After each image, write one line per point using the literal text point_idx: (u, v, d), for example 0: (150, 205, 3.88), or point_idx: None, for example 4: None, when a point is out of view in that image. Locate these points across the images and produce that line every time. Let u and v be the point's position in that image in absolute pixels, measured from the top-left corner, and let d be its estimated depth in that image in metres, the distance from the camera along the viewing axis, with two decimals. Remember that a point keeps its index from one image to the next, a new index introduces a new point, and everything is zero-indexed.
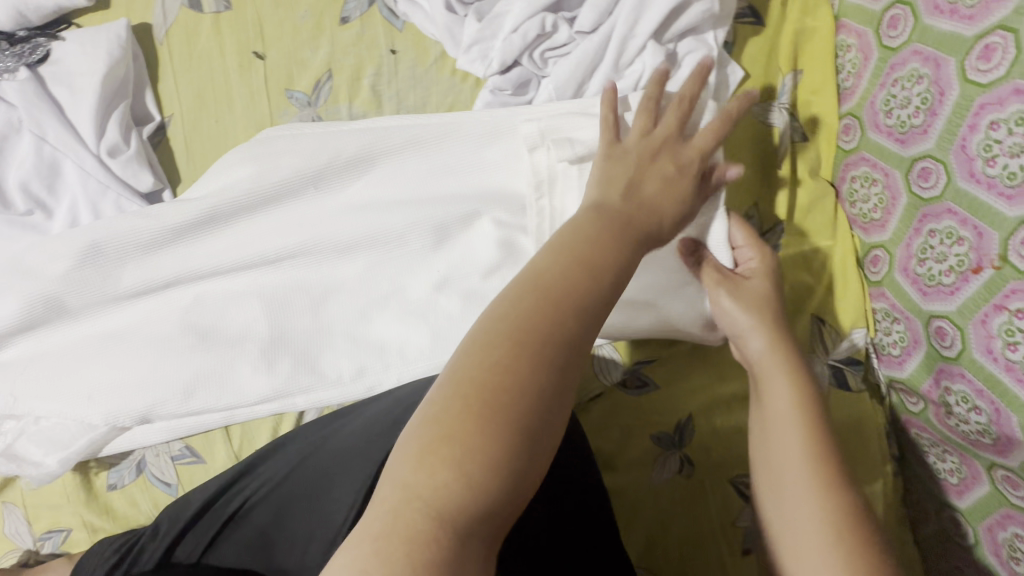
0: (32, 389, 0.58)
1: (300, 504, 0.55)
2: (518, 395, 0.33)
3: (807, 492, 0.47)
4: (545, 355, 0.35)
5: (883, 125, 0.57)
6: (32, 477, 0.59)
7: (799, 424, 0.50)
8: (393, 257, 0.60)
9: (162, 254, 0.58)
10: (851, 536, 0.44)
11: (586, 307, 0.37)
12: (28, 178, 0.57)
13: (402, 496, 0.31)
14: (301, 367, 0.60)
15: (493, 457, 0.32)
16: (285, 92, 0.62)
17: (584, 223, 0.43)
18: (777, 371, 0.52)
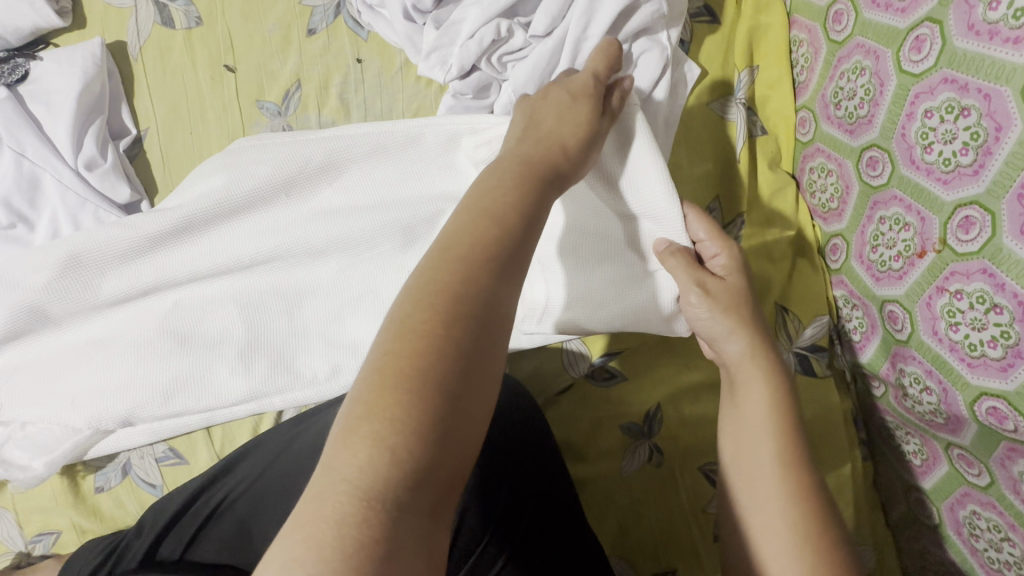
0: (19, 396, 0.60)
1: (277, 501, 0.57)
2: (434, 357, 0.34)
3: (774, 491, 0.50)
4: (459, 316, 0.36)
5: (834, 116, 0.59)
6: (20, 481, 0.61)
7: (771, 423, 0.52)
8: (364, 260, 0.62)
9: (139, 262, 0.60)
10: (813, 530, 0.47)
11: (496, 265, 0.39)
12: (10, 193, 0.59)
13: (330, 479, 0.31)
14: (276, 368, 0.62)
15: (415, 424, 0.32)
16: (256, 103, 0.65)
17: (488, 185, 0.44)
18: (754, 374, 0.53)
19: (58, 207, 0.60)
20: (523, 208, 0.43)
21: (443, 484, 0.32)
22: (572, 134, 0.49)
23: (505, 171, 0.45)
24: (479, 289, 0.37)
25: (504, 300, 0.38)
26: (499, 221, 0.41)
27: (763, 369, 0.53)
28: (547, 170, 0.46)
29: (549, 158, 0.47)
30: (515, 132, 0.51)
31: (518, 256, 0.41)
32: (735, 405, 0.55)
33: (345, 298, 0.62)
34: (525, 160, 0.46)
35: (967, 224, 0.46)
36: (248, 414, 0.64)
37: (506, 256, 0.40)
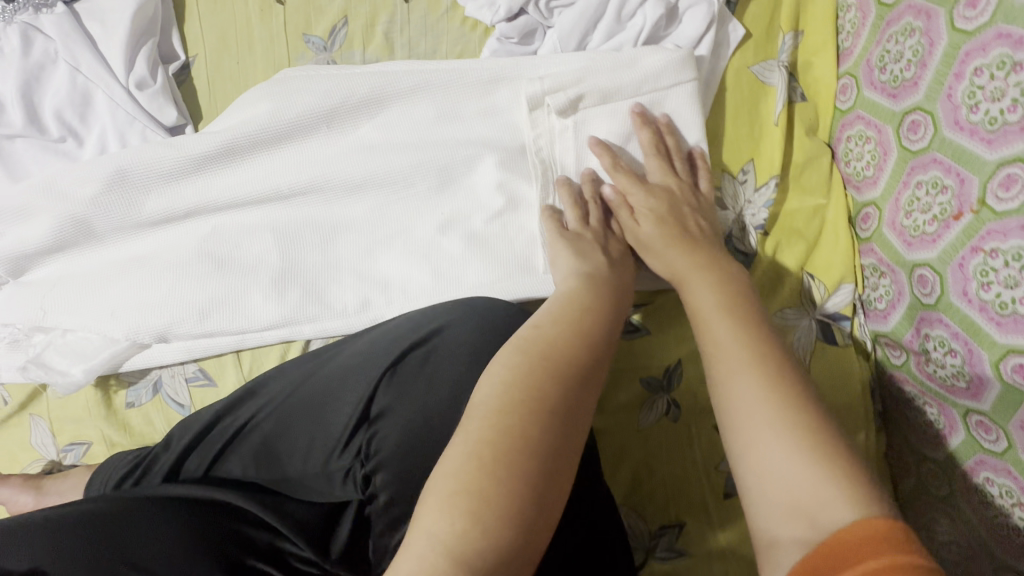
0: (60, 304, 0.62)
1: (300, 422, 0.58)
2: (532, 451, 0.40)
3: (743, 365, 0.45)
4: (551, 422, 0.42)
5: (878, 81, 0.59)
6: (58, 386, 0.62)
7: (734, 323, 0.48)
8: (399, 198, 0.63)
9: (183, 184, 0.62)
10: (791, 395, 0.43)
11: (584, 375, 0.45)
12: (62, 106, 0.60)
13: (429, 540, 0.37)
14: (309, 298, 0.63)
15: (510, 505, 0.38)
16: (303, 37, 0.65)
17: (568, 295, 0.51)
18: (701, 277, 0.53)
19: (107, 123, 0.61)
20: (603, 326, 0.49)
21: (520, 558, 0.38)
22: (626, 268, 0.57)
23: (579, 287, 0.52)
24: (562, 400, 0.43)
25: (580, 420, 0.43)
26: (583, 341, 0.47)
27: (714, 280, 0.53)
28: (614, 291, 0.53)
29: (614, 281, 0.54)
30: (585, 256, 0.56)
31: (599, 369, 0.47)
32: (692, 316, 0.51)
33: (381, 235, 0.64)
34: (587, 295, 0.51)
35: (1009, 181, 0.46)
36: (277, 342, 0.65)
37: (585, 380, 0.45)
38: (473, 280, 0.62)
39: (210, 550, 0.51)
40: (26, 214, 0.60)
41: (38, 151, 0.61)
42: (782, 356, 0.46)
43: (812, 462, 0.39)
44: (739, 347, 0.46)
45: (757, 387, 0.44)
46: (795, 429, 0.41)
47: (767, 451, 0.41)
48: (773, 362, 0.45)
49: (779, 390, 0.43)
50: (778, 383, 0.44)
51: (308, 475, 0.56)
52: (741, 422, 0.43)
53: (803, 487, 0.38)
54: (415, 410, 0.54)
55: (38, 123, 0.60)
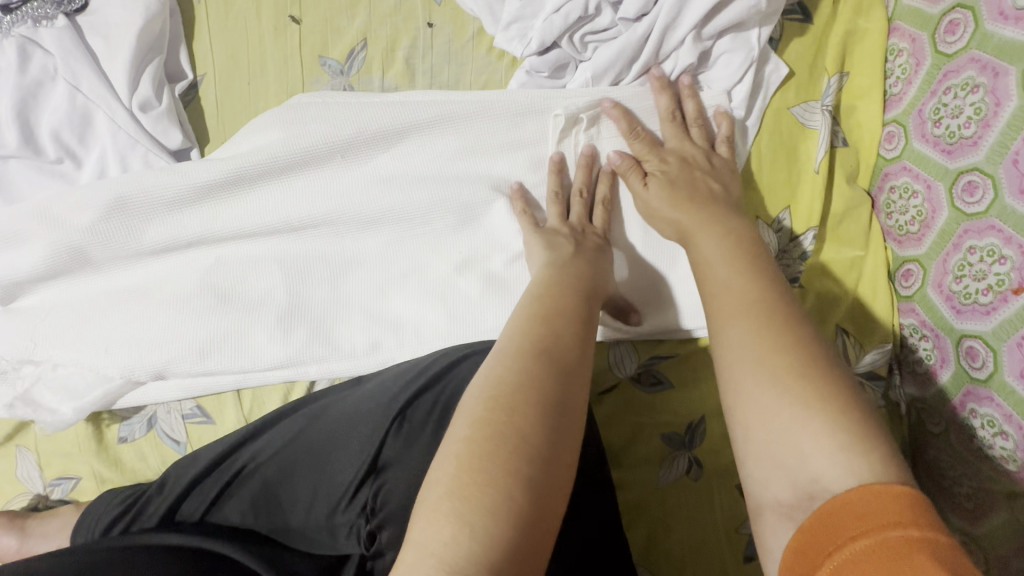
0: (52, 337, 0.58)
1: (303, 471, 0.55)
2: (513, 443, 0.37)
3: (739, 314, 0.43)
4: (528, 411, 0.38)
5: (930, 134, 0.56)
6: (47, 424, 0.59)
7: (730, 274, 0.46)
8: (415, 236, 0.60)
9: (187, 212, 0.58)
10: (787, 340, 0.40)
11: (563, 363, 0.42)
12: (61, 126, 0.57)
13: (417, 555, 0.33)
14: (316, 337, 0.60)
15: (500, 503, 0.34)
16: (319, 59, 0.62)
17: (534, 291, 0.49)
18: (705, 232, 0.51)
19: (107, 146, 0.58)
20: (576, 315, 0.47)
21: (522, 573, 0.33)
22: (603, 265, 0.55)
23: (548, 282, 0.50)
24: (554, 397, 0.40)
25: (574, 417, 0.40)
26: (550, 329, 0.45)
27: (714, 234, 0.50)
28: (586, 285, 0.51)
29: (586, 275, 0.52)
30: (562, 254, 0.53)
31: (579, 356, 0.44)
32: (696, 269, 0.49)
33: (394, 273, 0.60)
34: (576, 298, 0.49)
35: None
36: (279, 381, 0.62)
37: (575, 373, 0.42)
38: (490, 325, 0.59)
39: None
40: (19, 239, 0.57)
41: (33, 173, 0.57)
42: (782, 303, 0.43)
43: (805, 410, 0.37)
44: (733, 297, 0.44)
45: (749, 336, 0.41)
46: (786, 374, 0.38)
47: (755, 400, 0.39)
48: (772, 309, 0.42)
49: (775, 338, 0.41)
50: (775, 328, 0.41)
51: (310, 527, 0.51)
52: (733, 365, 0.41)
53: (793, 438, 0.36)
54: (426, 467, 0.50)
55: (33, 144, 0.56)
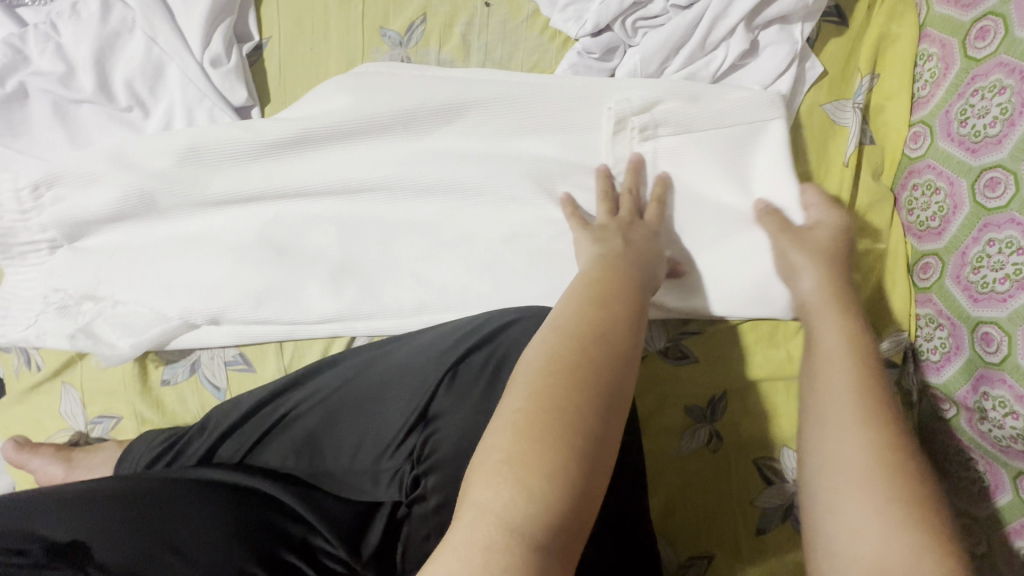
0: (117, 276, 0.62)
1: (349, 418, 0.57)
2: (570, 417, 0.39)
3: (850, 425, 0.45)
4: (585, 387, 0.41)
5: (956, 134, 0.59)
6: (104, 357, 0.61)
7: (851, 371, 0.47)
8: (469, 204, 0.62)
9: (253, 168, 0.60)
10: (901, 469, 0.42)
11: (618, 346, 0.44)
12: (134, 76, 0.59)
13: (479, 512, 0.36)
14: (366, 295, 0.63)
15: (554, 469, 0.37)
16: (379, 30, 0.65)
17: (592, 274, 0.51)
18: (825, 318, 0.52)
19: (176, 98, 0.61)
20: (630, 298, 0.48)
21: (568, 541, 0.36)
22: (652, 248, 0.56)
23: (604, 264, 0.52)
24: (610, 378, 0.42)
25: (624, 393, 0.42)
26: (606, 310, 0.46)
27: (842, 318, 0.51)
28: (637, 269, 0.52)
29: (637, 258, 0.54)
30: (611, 240, 0.55)
31: (631, 338, 0.45)
32: (810, 356, 0.51)
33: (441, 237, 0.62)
34: (626, 278, 0.50)
35: None
36: (323, 335, 0.64)
37: (630, 357, 0.44)
38: (528, 292, 0.61)
39: (239, 534, 0.48)
40: (92, 179, 0.59)
41: (103, 118, 0.60)
42: (897, 427, 0.44)
43: (901, 538, 0.39)
44: (851, 397, 0.46)
45: (858, 447, 0.43)
46: (895, 501, 0.40)
47: (847, 514, 0.41)
48: (889, 430, 0.44)
49: (890, 460, 0.42)
50: (890, 452, 0.43)
51: (354, 470, 0.55)
52: (841, 481, 0.43)
53: (889, 560, 0.38)
54: (472, 421, 0.52)
55: (106, 90, 0.59)
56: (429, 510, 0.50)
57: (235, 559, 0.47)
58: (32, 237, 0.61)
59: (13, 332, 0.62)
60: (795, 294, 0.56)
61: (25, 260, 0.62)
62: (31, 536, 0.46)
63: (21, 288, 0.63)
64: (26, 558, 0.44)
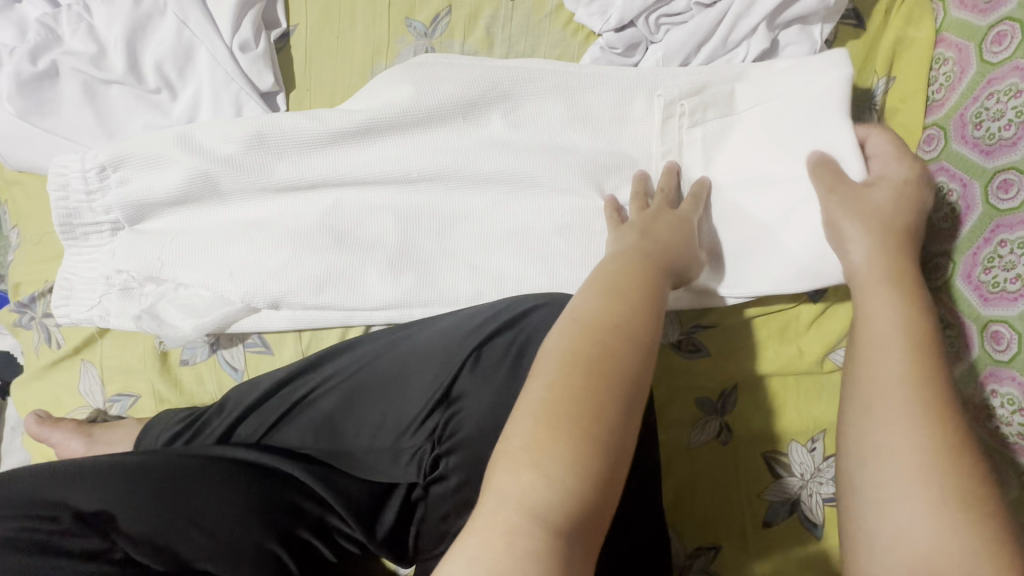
0: (181, 258, 0.62)
1: (370, 399, 0.58)
2: (590, 406, 0.40)
3: (896, 415, 0.46)
4: (603, 377, 0.41)
5: (970, 137, 0.61)
6: (168, 338, 0.62)
7: (908, 363, 0.48)
8: (529, 197, 0.63)
9: (316, 155, 0.62)
10: (943, 459, 0.44)
11: (636, 337, 0.44)
12: (164, 58, 0.60)
13: (500, 498, 0.37)
14: (424, 283, 0.62)
15: (574, 457, 0.38)
16: (405, 20, 0.66)
17: (612, 266, 0.51)
18: (881, 298, 0.51)
19: (204, 81, 0.62)
20: (649, 290, 0.48)
21: (589, 527, 0.37)
22: (676, 240, 0.55)
23: (624, 258, 0.52)
24: (627, 369, 0.42)
25: (643, 385, 0.43)
26: (625, 301, 0.47)
27: (901, 305, 0.51)
28: (658, 262, 0.52)
29: (655, 251, 0.53)
30: (633, 234, 0.55)
31: (648, 329, 0.45)
32: (858, 338, 0.52)
33: (461, 226, 0.63)
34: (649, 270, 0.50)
35: None
36: (338, 323, 0.64)
37: (649, 349, 0.44)
38: (545, 281, 0.62)
39: (265, 519, 0.51)
40: (159, 161, 0.61)
41: (131, 99, 0.61)
42: (948, 416, 0.46)
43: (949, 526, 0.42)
44: (903, 386, 0.47)
45: (910, 437, 0.45)
46: (942, 491, 0.43)
47: (896, 502, 0.44)
48: (939, 419, 0.46)
49: (935, 449, 0.44)
50: (936, 440, 0.45)
51: (374, 450, 0.56)
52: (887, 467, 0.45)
53: (936, 547, 0.41)
54: (497, 404, 0.53)
55: (137, 71, 0.61)
56: (451, 489, 0.52)
57: (256, 537, 0.50)
58: (95, 218, 0.63)
59: (76, 311, 0.64)
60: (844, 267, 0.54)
61: (87, 240, 0.64)
62: (55, 504, 0.48)
63: (84, 269, 0.64)
64: (58, 524, 0.47)
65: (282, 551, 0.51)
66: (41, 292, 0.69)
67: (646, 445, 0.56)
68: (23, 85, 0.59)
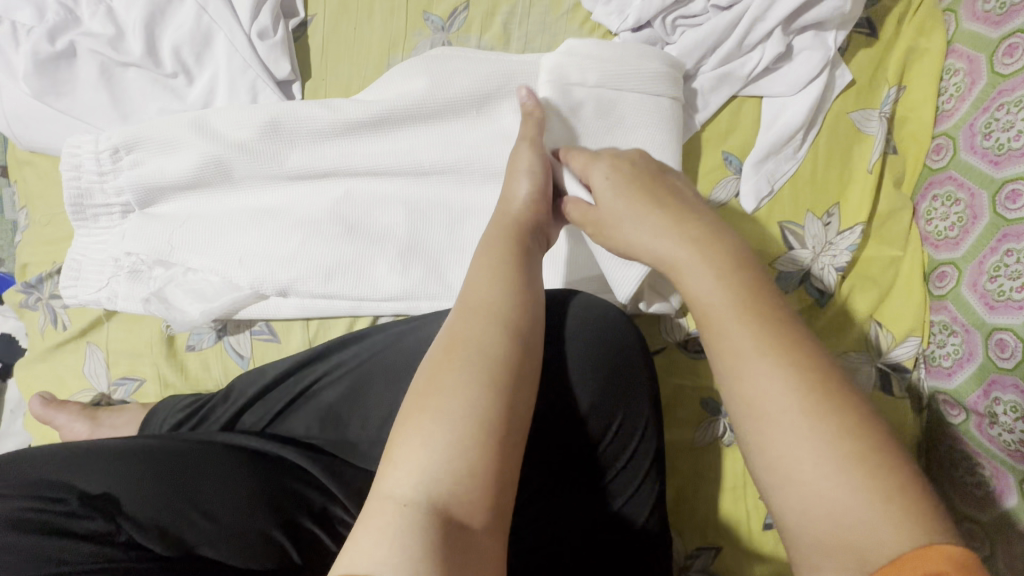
0: (190, 243, 0.62)
1: (377, 390, 0.59)
2: (457, 392, 0.40)
3: (771, 376, 0.38)
4: (467, 358, 0.43)
5: (979, 146, 0.61)
6: (175, 322, 0.63)
7: (735, 316, 0.41)
8: None
9: (328, 145, 0.62)
10: (828, 412, 0.37)
11: (500, 308, 0.46)
12: (181, 43, 0.61)
13: (382, 490, 0.37)
14: (431, 275, 0.62)
15: (447, 444, 0.38)
16: (423, 14, 0.66)
17: (488, 236, 0.52)
18: (668, 241, 0.47)
19: (221, 67, 0.62)
20: (516, 265, 0.49)
21: (492, 504, 0.38)
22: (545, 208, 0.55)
23: (499, 228, 0.53)
24: (491, 345, 0.43)
25: (515, 366, 0.43)
26: (499, 280, 0.48)
27: (709, 261, 0.44)
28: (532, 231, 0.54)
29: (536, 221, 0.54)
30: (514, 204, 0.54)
31: (518, 305, 0.46)
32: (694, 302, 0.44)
33: (467, 218, 0.63)
34: (530, 269, 0.50)
35: None
36: (346, 313, 0.65)
37: (500, 317, 0.45)
38: None
39: (264, 500, 0.49)
40: (173, 145, 0.61)
41: (147, 82, 0.61)
42: (807, 360, 0.39)
43: (853, 488, 0.34)
44: (767, 343, 0.40)
45: (779, 399, 0.38)
46: (831, 446, 0.36)
47: (801, 477, 0.36)
48: (808, 368, 0.39)
49: (814, 403, 0.37)
50: (823, 393, 0.38)
51: (376, 441, 0.57)
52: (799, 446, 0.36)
53: (849, 510, 0.34)
54: None
55: (154, 55, 0.61)
56: None
57: (260, 523, 0.48)
58: (107, 199, 0.63)
59: (84, 293, 0.65)
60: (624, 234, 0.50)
61: (97, 222, 0.64)
62: (64, 486, 0.47)
63: (93, 252, 0.65)
64: (65, 505, 0.46)
65: (282, 536, 0.48)
66: (49, 273, 0.69)
67: (654, 448, 0.55)
68: (40, 65, 0.59)
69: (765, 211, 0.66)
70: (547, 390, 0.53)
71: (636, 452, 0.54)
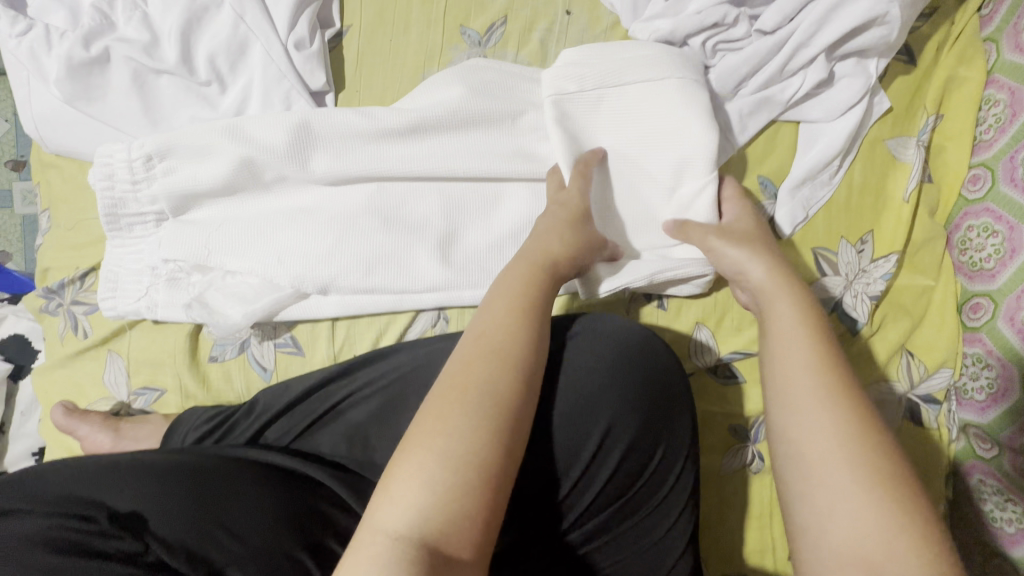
0: (226, 245, 0.61)
1: (408, 409, 0.57)
2: (455, 432, 0.40)
3: (824, 402, 0.42)
4: (472, 399, 0.42)
5: (1020, 180, 0.61)
6: (216, 327, 0.62)
7: (807, 344, 0.46)
8: None
9: (361, 151, 0.60)
10: (868, 451, 0.40)
11: (514, 351, 0.45)
12: (217, 51, 0.60)
13: (370, 524, 0.37)
14: (463, 278, 0.61)
15: (440, 486, 0.38)
16: (459, 28, 0.65)
17: (516, 272, 0.51)
18: (778, 289, 0.51)
19: (256, 76, 0.61)
20: (539, 306, 0.49)
21: (477, 549, 0.38)
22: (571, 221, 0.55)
23: (528, 264, 0.52)
24: (498, 389, 0.43)
25: (517, 413, 0.43)
26: (517, 319, 0.47)
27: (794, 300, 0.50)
28: (552, 268, 0.52)
29: (549, 251, 0.53)
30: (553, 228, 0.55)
31: (531, 353, 0.46)
32: (769, 329, 0.49)
33: (498, 235, 0.61)
34: (543, 310, 0.49)
35: None
36: (387, 306, 0.63)
37: (513, 362, 0.44)
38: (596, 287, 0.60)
39: (289, 517, 0.48)
40: (206, 152, 0.60)
41: (181, 90, 0.60)
42: (864, 402, 0.42)
43: (879, 510, 0.37)
44: (826, 374, 0.44)
45: (827, 423, 0.41)
46: (871, 479, 0.39)
47: (834, 486, 0.39)
48: (860, 407, 0.42)
49: (858, 435, 0.40)
50: (870, 432, 0.41)
51: None
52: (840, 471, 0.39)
53: (869, 529, 0.37)
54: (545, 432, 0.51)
55: (188, 63, 0.60)
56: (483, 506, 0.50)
57: (287, 547, 0.47)
58: (140, 209, 0.62)
59: (123, 304, 0.64)
60: (738, 274, 0.55)
61: (132, 231, 0.64)
62: (91, 502, 0.46)
63: (129, 261, 0.64)
64: (96, 524, 0.45)
65: (309, 560, 0.47)
66: (70, 279, 0.68)
67: (688, 484, 0.54)
68: (73, 69, 0.58)
69: (799, 234, 0.65)
70: (582, 424, 0.51)
71: (673, 489, 0.54)
